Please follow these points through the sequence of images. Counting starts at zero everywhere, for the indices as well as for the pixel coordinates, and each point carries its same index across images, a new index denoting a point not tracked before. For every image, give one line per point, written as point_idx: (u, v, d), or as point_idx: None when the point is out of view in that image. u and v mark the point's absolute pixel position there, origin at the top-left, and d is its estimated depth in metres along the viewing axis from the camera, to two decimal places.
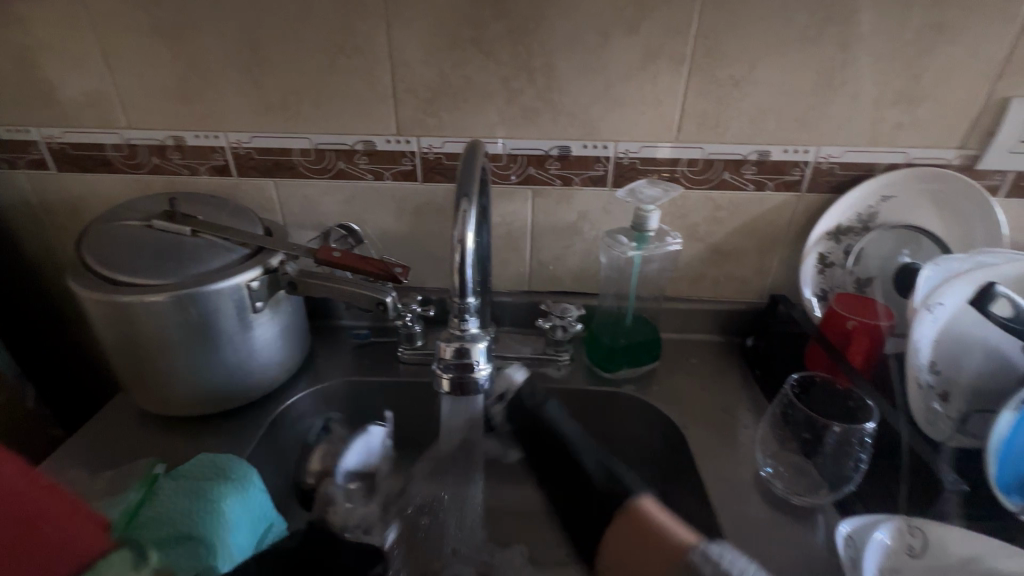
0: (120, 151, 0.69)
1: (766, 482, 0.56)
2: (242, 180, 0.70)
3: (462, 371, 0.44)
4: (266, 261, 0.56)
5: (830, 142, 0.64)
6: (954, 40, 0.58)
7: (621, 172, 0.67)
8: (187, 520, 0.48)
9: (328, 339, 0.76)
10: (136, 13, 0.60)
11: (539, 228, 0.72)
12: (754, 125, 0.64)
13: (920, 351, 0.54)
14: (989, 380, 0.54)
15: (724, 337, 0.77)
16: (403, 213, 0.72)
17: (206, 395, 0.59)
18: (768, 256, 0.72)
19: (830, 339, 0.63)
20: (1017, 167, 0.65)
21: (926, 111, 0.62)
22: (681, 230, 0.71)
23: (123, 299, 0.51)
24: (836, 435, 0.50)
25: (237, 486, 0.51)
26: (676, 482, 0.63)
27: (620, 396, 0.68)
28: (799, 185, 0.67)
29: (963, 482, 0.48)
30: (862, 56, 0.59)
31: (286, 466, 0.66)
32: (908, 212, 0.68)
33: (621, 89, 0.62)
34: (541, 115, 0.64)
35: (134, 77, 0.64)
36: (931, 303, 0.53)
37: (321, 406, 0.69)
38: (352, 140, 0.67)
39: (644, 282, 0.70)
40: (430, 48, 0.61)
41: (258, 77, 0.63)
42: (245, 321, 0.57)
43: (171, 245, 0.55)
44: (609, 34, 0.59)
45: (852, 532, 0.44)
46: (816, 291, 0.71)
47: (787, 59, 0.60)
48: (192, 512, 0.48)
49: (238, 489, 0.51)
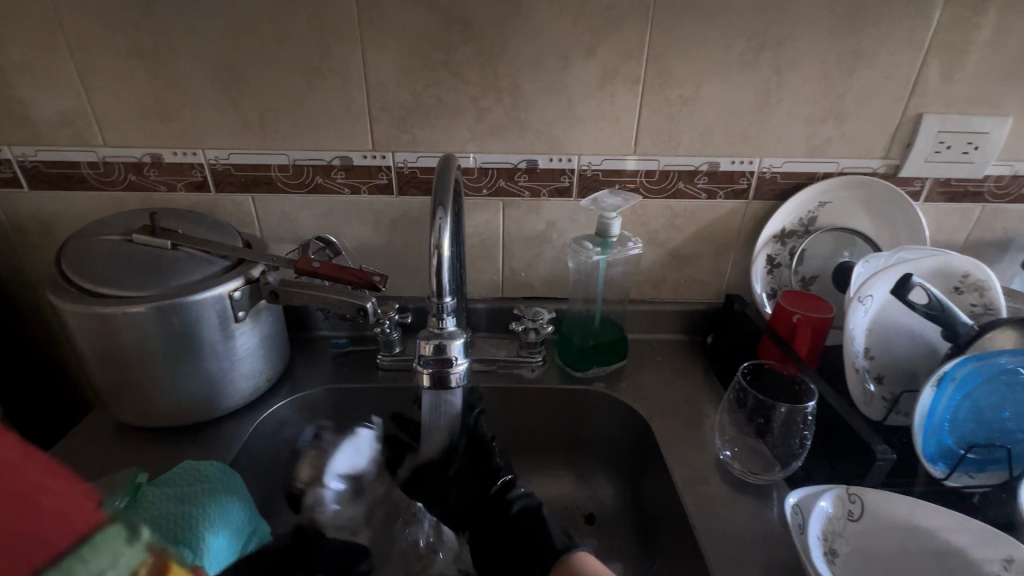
0: (95, 169, 0.70)
1: (725, 464, 0.61)
2: (220, 195, 0.72)
3: (442, 366, 0.48)
4: (248, 271, 0.59)
5: (772, 154, 0.71)
6: (872, 63, 0.65)
7: (585, 183, 0.72)
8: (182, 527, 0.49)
9: (306, 349, 0.78)
10: (114, 36, 0.63)
11: (511, 237, 0.76)
12: (703, 139, 0.70)
13: (856, 339, 0.60)
14: (916, 362, 0.61)
15: (686, 336, 0.83)
16: (380, 225, 0.75)
17: (187, 405, 0.60)
18: (722, 259, 0.78)
19: (778, 333, 0.69)
20: (933, 174, 0.72)
21: (853, 125, 0.69)
22: (643, 236, 0.76)
23: (105, 310, 0.52)
24: (783, 415, 0.55)
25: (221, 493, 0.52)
26: (645, 471, 0.67)
27: (591, 393, 0.72)
28: (747, 194, 0.73)
29: (894, 453, 0.53)
30: (795, 77, 0.66)
31: (268, 474, 0.67)
32: (842, 216, 0.75)
33: (582, 106, 0.67)
34: (509, 131, 0.69)
35: (110, 98, 0.66)
36: (862, 295, 0.59)
37: (302, 413, 0.70)
38: (330, 156, 0.70)
39: (610, 285, 0.75)
40: (403, 70, 0.65)
41: (236, 96, 0.66)
42: (227, 331, 0.59)
43: (152, 258, 0.56)
44: (569, 58, 0.65)
45: (799, 502, 0.48)
46: (766, 289, 0.77)
47: (730, 79, 0.66)
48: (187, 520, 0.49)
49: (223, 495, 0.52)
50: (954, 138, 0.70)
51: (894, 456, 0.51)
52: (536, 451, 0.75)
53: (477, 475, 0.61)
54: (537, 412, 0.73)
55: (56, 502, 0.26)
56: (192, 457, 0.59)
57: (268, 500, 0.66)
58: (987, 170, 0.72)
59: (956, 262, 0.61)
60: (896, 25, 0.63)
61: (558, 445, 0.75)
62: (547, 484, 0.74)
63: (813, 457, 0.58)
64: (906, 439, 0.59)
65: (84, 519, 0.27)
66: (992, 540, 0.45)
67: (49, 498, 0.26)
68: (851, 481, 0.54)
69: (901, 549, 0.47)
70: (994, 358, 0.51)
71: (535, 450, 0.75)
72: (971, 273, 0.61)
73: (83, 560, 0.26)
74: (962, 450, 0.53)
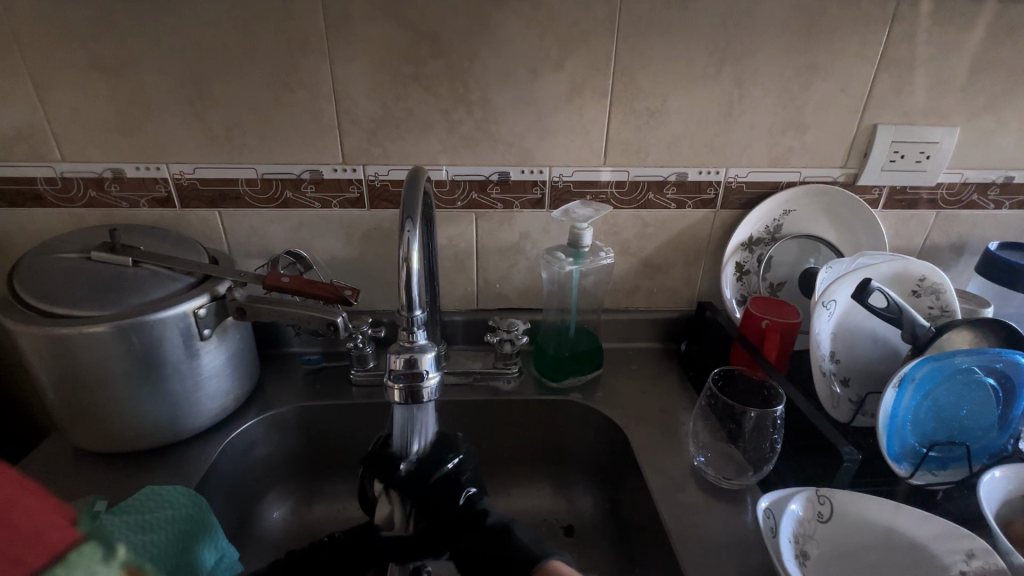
0: (54, 185, 0.67)
1: (700, 470, 0.61)
2: (186, 211, 0.70)
3: (412, 380, 0.47)
4: (213, 288, 0.57)
5: (737, 164, 0.73)
6: (828, 77, 0.68)
7: (557, 194, 0.73)
8: (171, 541, 0.49)
9: (277, 367, 0.76)
10: (72, 49, 0.61)
11: (485, 249, 0.76)
12: (671, 151, 0.71)
13: (822, 343, 0.61)
14: (878, 364, 0.63)
15: (660, 344, 0.84)
16: (352, 239, 0.74)
17: (149, 428, 0.58)
18: (693, 267, 0.80)
19: (747, 338, 0.70)
20: (890, 182, 0.75)
21: (813, 136, 0.72)
22: (615, 246, 0.77)
23: (62, 331, 0.50)
24: (753, 420, 0.56)
25: (184, 503, 0.51)
26: (622, 481, 0.67)
27: (567, 403, 0.72)
28: (714, 203, 0.75)
29: (859, 455, 0.55)
30: (755, 90, 0.68)
31: (236, 498, 0.65)
32: (806, 223, 0.78)
33: (553, 119, 0.68)
34: (480, 144, 0.69)
35: (69, 112, 0.64)
36: (826, 299, 0.61)
37: (272, 432, 0.69)
38: (299, 169, 0.69)
39: (584, 295, 0.75)
40: (373, 84, 0.65)
41: (201, 110, 0.65)
42: (192, 350, 0.57)
43: (111, 276, 0.54)
44: (538, 71, 0.66)
45: (771, 505, 0.49)
46: (736, 296, 0.78)
47: (695, 91, 0.68)
48: (176, 535, 0.49)
49: (187, 501, 0.51)
50: (908, 148, 0.73)
51: (860, 457, 0.52)
52: (515, 465, 0.75)
53: (437, 509, 0.54)
54: (514, 424, 0.73)
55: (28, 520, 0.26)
56: (156, 483, 0.57)
57: (237, 524, 0.64)
58: (939, 178, 0.75)
59: (913, 267, 0.64)
60: (849, 39, 0.66)
61: (537, 457, 0.74)
62: (527, 497, 0.73)
63: (785, 461, 0.59)
64: (872, 439, 0.61)
65: (61, 539, 0.26)
66: (959, 539, 0.46)
67: (23, 516, 0.26)
68: (820, 483, 0.55)
69: (869, 547, 0.48)
70: (952, 358, 0.52)
71: (513, 462, 0.75)
72: (928, 277, 0.63)
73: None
74: (925, 449, 0.55)
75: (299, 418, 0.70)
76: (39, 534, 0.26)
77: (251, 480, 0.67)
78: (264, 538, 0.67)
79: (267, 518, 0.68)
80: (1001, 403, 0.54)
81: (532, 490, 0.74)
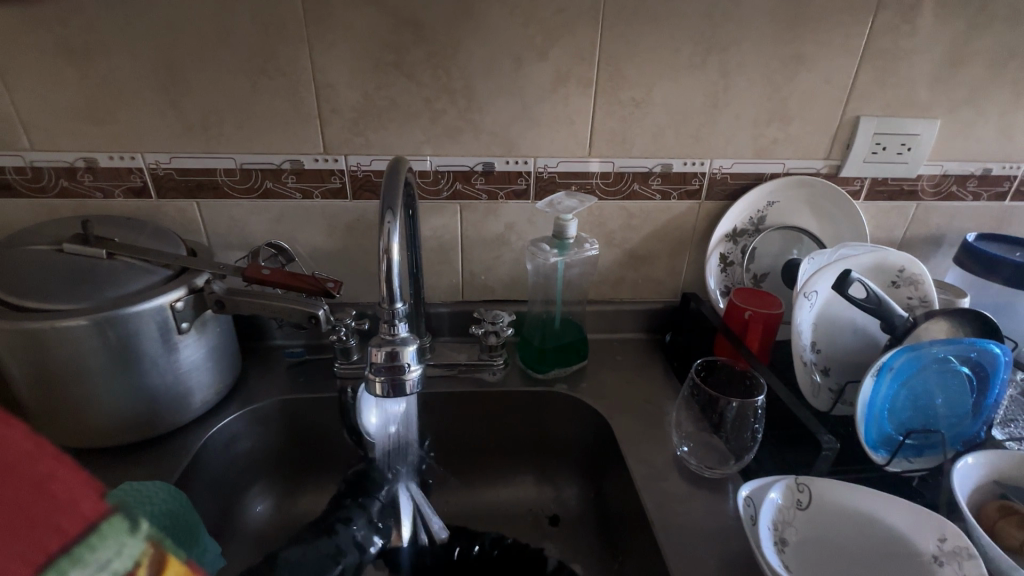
0: (24, 174, 0.65)
1: (683, 460, 0.62)
2: (163, 202, 0.69)
3: (394, 373, 0.47)
4: (191, 280, 0.56)
5: (721, 155, 0.73)
6: (812, 68, 0.68)
7: (542, 185, 0.72)
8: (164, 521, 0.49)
9: (259, 361, 0.75)
10: (39, 32, 0.59)
11: (470, 240, 0.75)
12: (657, 141, 0.71)
13: (804, 334, 0.62)
14: (858, 354, 0.64)
15: (645, 335, 0.84)
16: (335, 230, 0.73)
17: (127, 423, 0.57)
18: (679, 258, 0.80)
19: (731, 329, 0.71)
20: (871, 175, 0.76)
21: (797, 127, 0.72)
22: (600, 237, 0.77)
23: (31, 324, 0.49)
24: (735, 410, 0.57)
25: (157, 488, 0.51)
26: (606, 471, 0.68)
27: (552, 394, 0.72)
28: (699, 194, 0.75)
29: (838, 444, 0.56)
30: (740, 80, 0.68)
31: (218, 492, 0.64)
32: (790, 214, 0.78)
33: (538, 109, 0.68)
34: (465, 133, 0.68)
35: (36, 98, 0.62)
36: (807, 290, 0.61)
37: (255, 426, 0.68)
38: (279, 159, 0.68)
39: (569, 286, 0.75)
40: (354, 72, 0.64)
41: (176, 97, 0.63)
42: (170, 344, 0.56)
43: (85, 268, 0.53)
44: (522, 60, 0.65)
45: (751, 494, 0.50)
46: (719, 287, 0.79)
47: (679, 81, 0.68)
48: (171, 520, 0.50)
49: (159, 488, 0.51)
50: (889, 140, 0.74)
51: (839, 445, 0.53)
52: (500, 457, 0.75)
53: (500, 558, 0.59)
54: (501, 415, 0.73)
55: (64, 487, 0.22)
56: (132, 479, 0.56)
57: (218, 519, 0.63)
58: (920, 170, 0.76)
59: (892, 258, 0.64)
60: (833, 30, 0.66)
61: (523, 448, 0.75)
62: (512, 488, 0.74)
63: (766, 451, 0.60)
64: (850, 427, 0.62)
65: (93, 509, 0.22)
66: (933, 525, 0.46)
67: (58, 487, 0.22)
68: (798, 471, 0.56)
69: (854, 541, 0.49)
70: (928, 347, 0.53)
71: (499, 454, 0.75)
72: (906, 267, 0.64)
73: (90, 551, 0.21)
74: (902, 437, 0.56)
75: (282, 412, 0.69)
76: (72, 506, 0.21)
77: (234, 474, 0.67)
78: (247, 533, 0.66)
79: (250, 512, 0.68)
80: (976, 392, 0.55)
81: (516, 480, 0.74)
